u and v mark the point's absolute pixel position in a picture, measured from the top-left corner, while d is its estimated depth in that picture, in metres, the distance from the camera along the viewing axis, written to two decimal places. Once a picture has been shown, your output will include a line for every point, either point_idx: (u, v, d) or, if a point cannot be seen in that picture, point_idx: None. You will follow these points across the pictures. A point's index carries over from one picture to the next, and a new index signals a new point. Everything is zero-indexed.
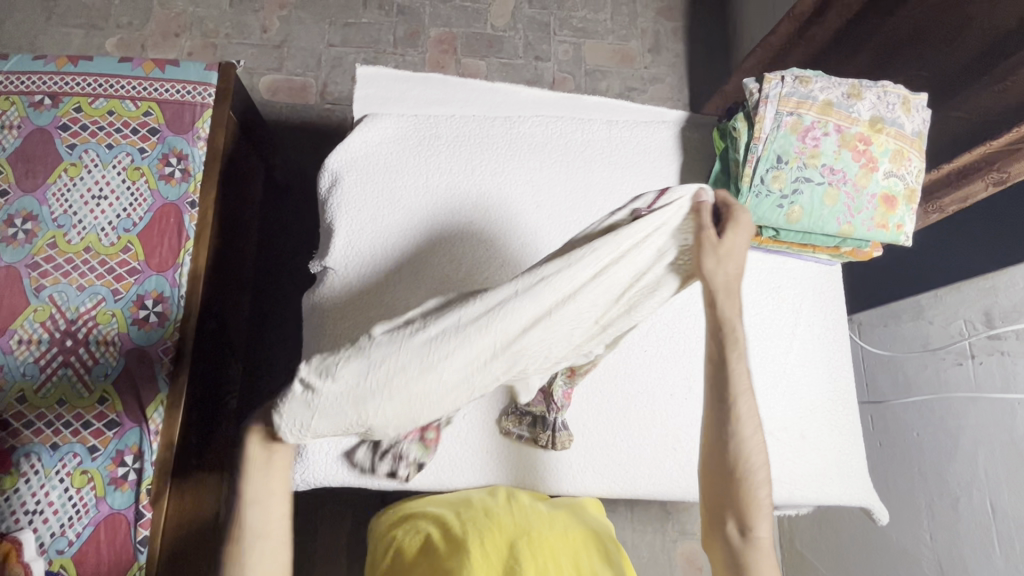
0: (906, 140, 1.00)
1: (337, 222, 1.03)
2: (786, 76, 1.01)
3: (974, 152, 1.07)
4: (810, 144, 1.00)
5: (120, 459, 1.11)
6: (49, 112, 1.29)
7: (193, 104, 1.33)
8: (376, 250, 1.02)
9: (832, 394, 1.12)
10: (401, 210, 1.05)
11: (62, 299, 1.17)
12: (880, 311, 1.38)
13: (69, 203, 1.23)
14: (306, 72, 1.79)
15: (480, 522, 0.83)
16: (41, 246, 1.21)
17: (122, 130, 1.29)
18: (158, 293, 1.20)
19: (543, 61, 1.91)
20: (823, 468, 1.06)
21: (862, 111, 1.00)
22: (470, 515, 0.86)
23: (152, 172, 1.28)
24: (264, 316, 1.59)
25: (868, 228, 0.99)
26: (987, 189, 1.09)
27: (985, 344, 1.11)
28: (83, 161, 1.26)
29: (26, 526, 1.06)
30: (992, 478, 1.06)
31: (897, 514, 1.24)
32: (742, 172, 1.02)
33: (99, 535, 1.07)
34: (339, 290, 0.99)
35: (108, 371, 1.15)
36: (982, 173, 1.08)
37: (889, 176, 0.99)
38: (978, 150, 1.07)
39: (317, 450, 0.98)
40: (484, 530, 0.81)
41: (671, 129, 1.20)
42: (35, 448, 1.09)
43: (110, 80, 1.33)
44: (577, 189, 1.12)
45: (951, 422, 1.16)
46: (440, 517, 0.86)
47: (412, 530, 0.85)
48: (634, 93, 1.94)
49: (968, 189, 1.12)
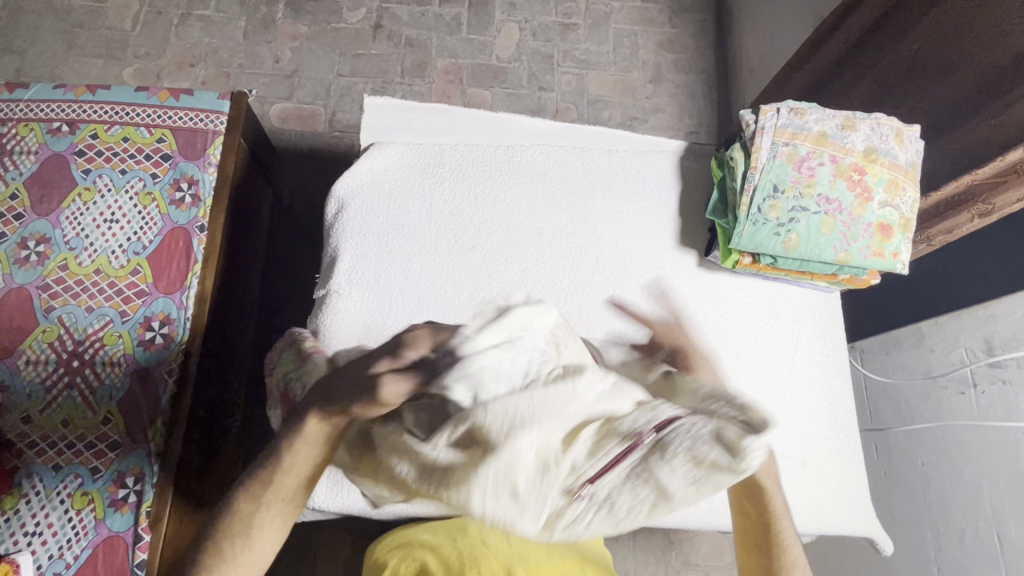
0: (900, 171, 1.01)
1: (341, 247, 1.05)
2: (782, 108, 1.04)
3: (961, 180, 1.09)
4: (806, 174, 1.01)
5: (121, 481, 1.11)
6: (66, 138, 1.33)
7: (206, 131, 1.37)
8: (379, 275, 1.04)
9: (834, 422, 1.10)
10: (405, 235, 1.07)
11: (70, 320, 1.20)
12: (880, 338, 1.38)
13: (82, 226, 1.27)
14: (315, 101, 1.84)
15: (474, 554, 0.82)
16: (52, 268, 1.23)
17: (135, 156, 1.33)
18: (165, 314, 1.22)
19: (546, 91, 1.96)
20: (827, 498, 1.05)
21: (856, 142, 1.02)
22: (467, 543, 0.84)
23: (163, 197, 1.31)
24: (268, 340, 1.61)
25: (864, 256, 1.01)
26: (972, 221, 1.10)
27: (986, 372, 1.11)
28: (97, 186, 1.30)
29: (25, 548, 1.07)
30: (997, 508, 1.04)
31: (901, 546, 1.22)
32: (739, 201, 1.03)
33: (97, 558, 1.08)
34: (340, 313, 1.00)
35: (113, 392, 1.16)
36: (967, 205, 1.10)
37: (884, 206, 1.01)
38: (963, 180, 1.08)
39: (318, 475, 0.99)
40: (480, 558, 0.81)
41: (670, 158, 1.22)
42: (37, 469, 1.11)
43: (127, 107, 1.37)
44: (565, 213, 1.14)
45: (955, 452, 1.15)
46: (437, 546, 0.85)
47: (409, 559, 0.84)
48: (635, 122, 1.98)
49: (953, 221, 1.13)
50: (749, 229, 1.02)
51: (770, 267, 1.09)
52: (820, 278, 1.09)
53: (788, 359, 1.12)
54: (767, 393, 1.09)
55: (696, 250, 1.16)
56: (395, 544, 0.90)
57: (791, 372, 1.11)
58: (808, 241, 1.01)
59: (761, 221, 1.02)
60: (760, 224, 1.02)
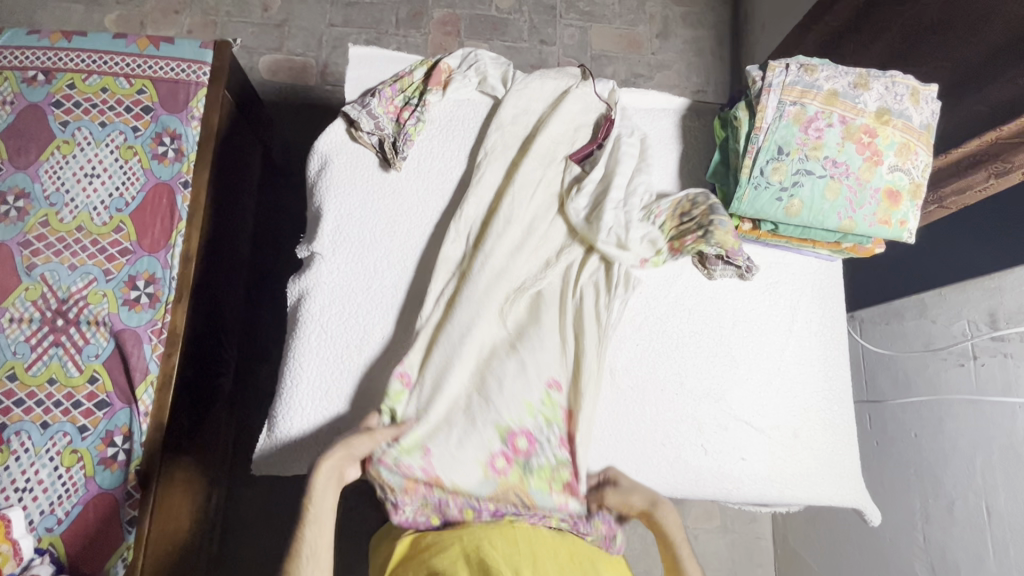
0: (913, 134, 0.96)
1: (326, 205, 1.01)
2: (791, 64, 0.97)
3: (982, 137, 1.02)
4: (813, 136, 0.96)
5: (110, 440, 1.13)
6: (43, 89, 1.28)
7: (188, 83, 1.32)
8: (365, 236, 1.00)
9: (827, 392, 1.05)
10: (390, 195, 1.03)
11: (54, 278, 1.19)
12: (881, 309, 1.32)
13: (62, 180, 1.24)
14: (306, 52, 1.77)
15: (488, 546, 0.74)
16: (33, 224, 1.22)
17: (115, 108, 1.28)
18: (149, 273, 1.21)
19: (548, 45, 1.87)
20: (815, 469, 1.00)
21: (868, 102, 0.96)
22: (473, 543, 0.75)
23: (145, 151, 1.27)
24: (260, 299, 1.59)
25: (870, 224, 0.96)
26: (988, 181, 1.02)
27: (988, 346, 1.05)
28: (76, 139, 1.26)
29: (15, 504, 1.09)
30: (988, 481, 1.04)
31: (894, 515, 1.23)
32: (741, 163, 0.98)
33: (87, 515, 1.10)
34: (320, 275, 0.97)
35: (99, 351, 1.17)
36: (986, 164, 1.03)
37: (894, 170, 0.96)
38: (988, 136, 1.01)
39: (289, 432, 0.91)
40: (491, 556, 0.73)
41: (671, 117, 1.16)
42: (25, 427, 1.12)
43: (105, 56, 1.31)
44: (561, 166, 1.05)
45: (948, 425, 1.13)
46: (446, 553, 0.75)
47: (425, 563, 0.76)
48: (640, 80, 1.90)
49: (969, 180, 1.06)
50: (750, 194, 0.97)
51: (771, 234, 1.04)
52: (823, 246, 1.05)
53: (784, 329, 1.06)
54: (758, 364, 1.03)
55: None
56: (408, 540, 0.81)
57: (786, 342, 1.06)
58: (811, 206, 0.96)
59: (763, 185, 0.97)
60: (761, 188, 0.97)
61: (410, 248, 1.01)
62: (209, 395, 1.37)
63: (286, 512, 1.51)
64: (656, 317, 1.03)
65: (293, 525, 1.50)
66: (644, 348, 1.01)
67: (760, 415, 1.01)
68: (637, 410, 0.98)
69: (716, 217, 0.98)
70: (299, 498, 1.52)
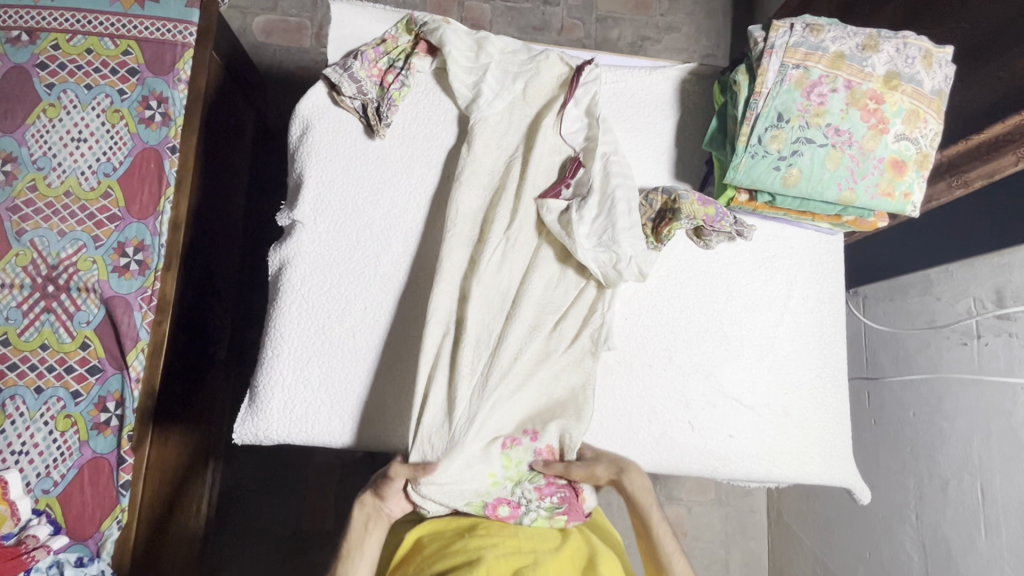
0: (923, 100, 0.90)
1: (307, 172, 0.98)
2: (796, 24, 0.92)
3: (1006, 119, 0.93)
4: (816, 101, 0.91)
5: (102, 405, 1.14)
6: (27, 49, 1.25)
7: (174, 43, 1.27)
8: (347, 204, 0.98)
9: (822, 371, 1.03)
10: (375, 161, 1.00)
11: (43, 244, 1.18)
12: (885, 285, 1.28)
13: (48, 144, 1.22)
14: (300, 12, 1.71)
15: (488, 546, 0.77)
16: (21, 189, 1.20)
17: (100, 70, 1.25)
18: (138, 240, 1.20)
19: (551, 6, 1.79)
20: (805, 447, 0.98)
21: (876, 66, 0.90)
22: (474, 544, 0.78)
23: (131, 115, 1.24)
24: (254, 267, 1.58)
25: (871, 196, 0.92)
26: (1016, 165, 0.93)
27: (993, 325, 1.02)
28: (62, 102, 1.24)
29: (13, 466, 1.11)
30: (984, 461, 1.02)
31: (886, 493, 1.23)
32: (738, 130, 0.93)
33: (83, 478, 1.12)
34: (301, 246, 0.96)
35: (90, 317, 1.17)
36: (1015, 146, 0.93)
37: (901, 140, 0.91)
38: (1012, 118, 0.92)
39: (269, 403, 0.91)
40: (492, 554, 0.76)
41: (671, 82, 1.11)
42: (20, 391, 1.14)
43: (89, 14, 1.27)
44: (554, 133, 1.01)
45: (947, 405, 1.11)
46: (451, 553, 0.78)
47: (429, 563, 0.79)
48: (647, 43, 1.82)
49: (994, 164, 0.97)
50: (746, 163, 0.92)
51: (767, 205, 0.99)
52: (823, 219, 1.01)
53: (779, 305, 1.03)
54: (751, 340, 1.01)
55: (692, 186, 1.08)
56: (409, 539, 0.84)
57: (781, 318, 1.03)
58: (810, 177, 0.91)
59: (760, 153, 0.92)
60: (758, 156, 0.92)
61: (394, 217, 0.99)
62: (203, 362, 1.38)
63: (283, 478, 1.53)
64: (651, 294, 1.00)
65: (288, 491, 1.53)
66: (635, 323, 0.99)
67: (751, 393, 0.99)
68: (623, 386, 0.96)
69: (675, 194, 0.97)
70: (296, 465, 1.54)
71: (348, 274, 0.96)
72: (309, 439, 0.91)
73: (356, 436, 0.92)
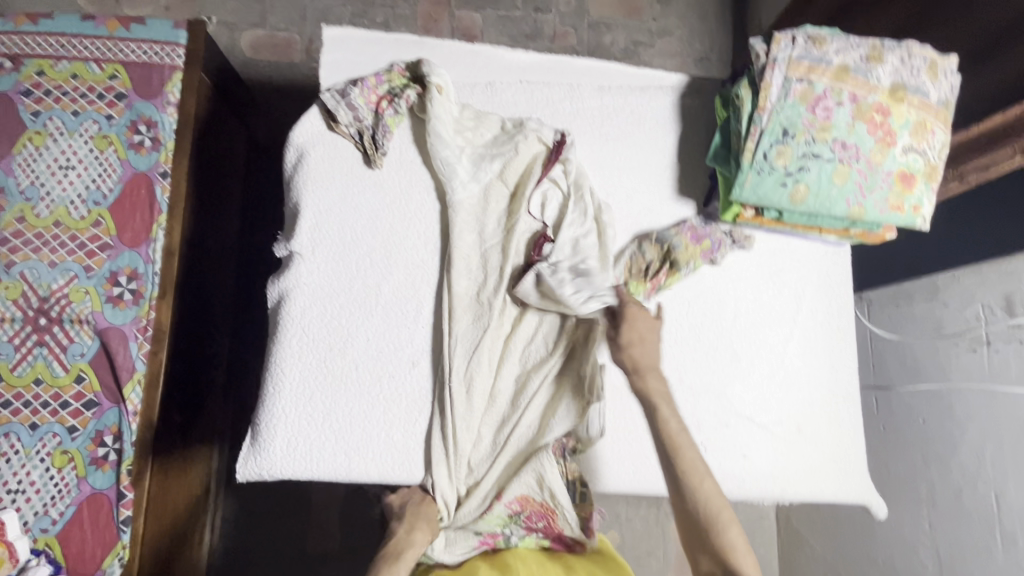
0: (930, 111, 0.89)
1: (304, 201, 0.96)
2: (798, 36, 0.90)
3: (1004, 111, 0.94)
4: (821, 116, 0.89)
5: (100, 440, 1.12)
6: (11, 76, 1.22)
7: (162, 66, 1.25)
8: (346, 232, 0.96)
9: (833, 385, 1.01)
10: (373, 186, 0.98)
11: (33, 276, 1.16)
12: (890, 291, 1.28)
13: (36, 173, 1.19)
14: (289, 27, 1.69)
15: None
16: (10, 220, 1.17)
17: (87, 96, 1.22)
18: (132, 269, 1.17)
19: (543, 13, 1.77)
20: (819, 464, 0.97)
21: (881, 77, 0.89)
22: None
23: (121, 140, 1.22)
24: (251, 289, 1.56)
25: (880, 210, 0.90)
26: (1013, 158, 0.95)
27: (1003, 332, 1.01)
28: (49, 129, 1.21)
29: (9, 505, 1.08)
30: (999, 471, 1.01)
31: (899, 502, 1.22)
32: (743, 146, 0.92)
33: (82, 515, 1.09)
34: (300, 277, 0.94)
35: (85, 350, 1.14)
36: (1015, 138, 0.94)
37: (908, 152, 0.90)
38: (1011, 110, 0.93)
39: (272, 439, 0.88)
40: None
41: (670, 95, 1.10)
42: (14, 428, 1.11)
43: (73, 39, 1.24)
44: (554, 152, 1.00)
45: (959, 413, 1.09)
46: None
47: None
48: (640, 48, 1.81)
49: (994, 156, 0.98)
50: (752, 180, 0.91)
51: (774, 221, 0.98)
52: (830, 233, 1.00)
53: (788, 319, 1.02)
54: (761, 356, 1.00)
55: (695, 201, 1.06)
56: None
57: (790, 334, 1.01)
58: (818, 192, 0.90)
59: (767, 170, 0.91)
60: (765, 173, 0.91)
61: (395, 243, 0.97)
62: (201, 390, 1.35)
63: (286, 502, 1.51)
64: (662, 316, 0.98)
65: (292, 516, 1.50)
66: None
67: (763, 411, 0.98)
68: None
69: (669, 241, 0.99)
70: (299, 488, 1.51)
71: (348, 303, 0.94)
72: (314, 476, 0.89)
73: (362, 471, 0.90)
